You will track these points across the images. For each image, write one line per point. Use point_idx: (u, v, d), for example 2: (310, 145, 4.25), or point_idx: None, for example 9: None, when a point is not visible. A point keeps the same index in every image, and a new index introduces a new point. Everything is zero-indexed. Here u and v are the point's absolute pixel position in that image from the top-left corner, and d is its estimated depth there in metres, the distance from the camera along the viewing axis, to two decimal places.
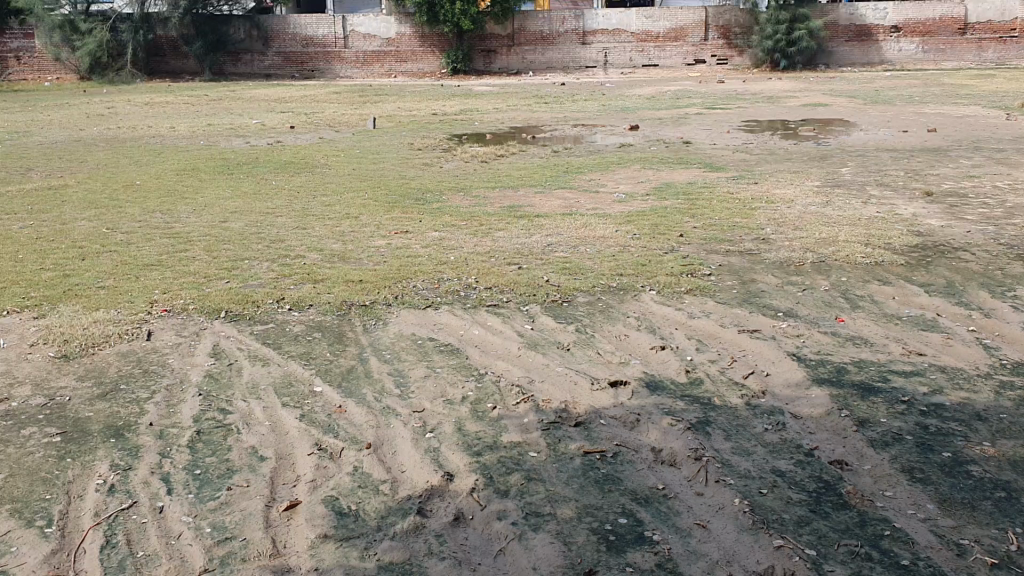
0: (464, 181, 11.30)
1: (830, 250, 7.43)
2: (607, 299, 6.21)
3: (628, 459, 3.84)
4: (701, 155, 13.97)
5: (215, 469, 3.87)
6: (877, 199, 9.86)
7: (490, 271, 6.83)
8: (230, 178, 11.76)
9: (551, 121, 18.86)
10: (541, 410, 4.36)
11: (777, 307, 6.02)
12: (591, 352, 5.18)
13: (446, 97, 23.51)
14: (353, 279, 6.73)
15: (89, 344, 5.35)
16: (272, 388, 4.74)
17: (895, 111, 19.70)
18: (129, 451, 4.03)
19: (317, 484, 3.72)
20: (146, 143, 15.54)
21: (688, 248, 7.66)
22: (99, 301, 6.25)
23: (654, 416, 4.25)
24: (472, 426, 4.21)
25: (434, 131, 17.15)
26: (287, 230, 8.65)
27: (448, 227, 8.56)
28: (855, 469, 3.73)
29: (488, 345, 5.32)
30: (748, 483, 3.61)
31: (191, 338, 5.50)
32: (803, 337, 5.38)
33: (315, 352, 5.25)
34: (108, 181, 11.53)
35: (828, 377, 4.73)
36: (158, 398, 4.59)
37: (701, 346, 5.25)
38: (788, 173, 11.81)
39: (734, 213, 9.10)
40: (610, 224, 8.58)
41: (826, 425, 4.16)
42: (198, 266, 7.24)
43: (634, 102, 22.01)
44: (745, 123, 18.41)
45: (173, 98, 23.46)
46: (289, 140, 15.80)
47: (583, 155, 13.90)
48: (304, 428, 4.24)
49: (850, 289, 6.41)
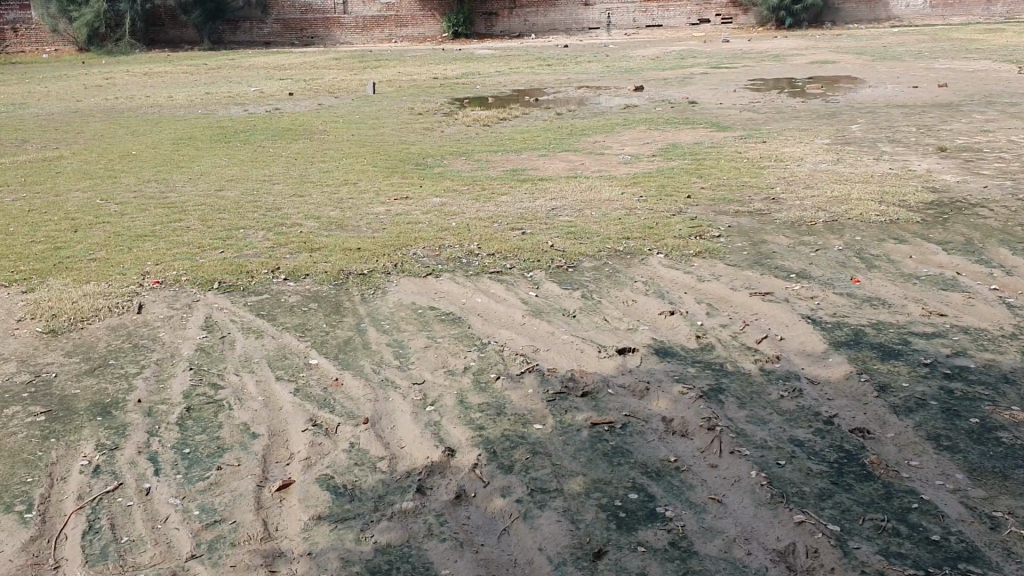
0: (465, 145, 11.05)
1: (843, 208, 7.20)
2: (613, 263, 6.00)
3: (637, 430, 3.65)
4: (708, 115, 13.67)
5: (205, 447, 3.69)
6: (890, 156, 9.59)
7: (492, 237, 6.62)
8: (226, 146, 11.51)
9: (555, 83, 18.54)
10: (547, 379, 4.17)
11: (791, 267, 5.80)
12: (598, 318, 4.98)
13: (447, 61, 23.13)
14: (352, 247, 6.52)
15: (77, 318, 5.17)
16: (266, 361, 4.56)
17: (905, 66, 19.34)
18: (115, 429, 3.86)
19: (311, 462, 3.54)
20: (143, 113, 15.25)
21: (696, 210, 7.43)
22: (89, 273, 6.05)
23: (664, 384, 4.06)
24: (473, 398, 4.02)
25: (435, 95, 16.86)
26: (284, 198, 8.42)
27: (449, 192, 8.34)
28: (877, 437, 3.54)
29: (491, 313, 5.13)
30: (766, 454, 3.42)
31: (183, 310, 5.32)
32: (818, 299, 5.18)
33: (311, 323, 5.06)
34: (103, 152, 11.29)
35: (846, 341, 4.52)
36: (148, 373, 4.42)
37: (712, 310, 5.05)
38: (798, 131, 11.52)
39: (743, 173, 8.84)
40: (616, 187, 8.34)
41: (844, 390, 3.97)
42: (193, 236, 7.04)
43: (639, 63, 21.64)
44: (752, 81, 18.06)
45: (172, 67, 23.12)
46: (288, 107, 15.51)
47: (587, 117, 13.60)
48: (299, 403, 4.06)
49: (866, 248, 6.18)
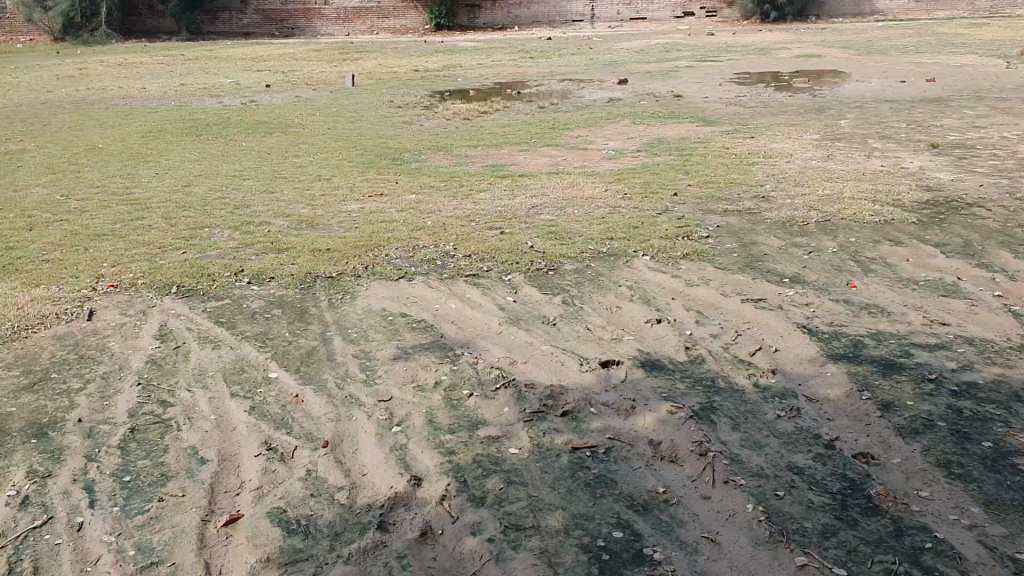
0: (445, 139, 10.71)
1: (835, 208, 6.92)
2: (596, 266, 5.69)
3: (622, 455, 3.34)
4: (694, 109, 13.38)
5: (147, 475, 3.36)
6: (880, 152, 9.32)
7: (470, 237, 6.29)
8: (198, 139, 11.12)
9: (538, 75, 18.21)
10: (524, 397, 3.85)
11: (783, 271, 5.50)
12: (580, 327, 4.67)
13: (428, 53, 22.75)
14: (321, 248, 6.18)
15: (22, 326, 4.80)
16: (222, 374, 4.22)
17: (891, 61, 19.12)
18: (50, 454, 3.52)
19: (263, 493, 3.21)
20: (114, 105, 14.81)
21: (683, 209, 7.13)
22: (40, 276, 5.68)
23: (651, 402, 3.75)
24: (444, 418, 3.70)
25: (415, 87, 16.50)
26: (253, 195, 8.07)
27: (426, 188, 8.01)
28: (883, 464, 3.25)
29: (465, 321, 4.80)
30: (762, 484, 3.12)
31: (137, 317, 4.97)
32: (813, 306, 4.88)
33: (273, 332, 4.72)
34: (69, 145, 10.88)
35: (844, 353, 4.23)
36: (92, 389, 4.07)
37: (702, 319, 4.74)
38: (786, 126, 11.24)
39: (731, 170, 8.55)
40: (600, 183, 8.04)
41: (845, 410, 3.68)
42: (154, 235, 6.68)
43: (623, 55, 21.34)
44: (738, 75, 17.77)
45: (148, 58, 22.64)
46: (264, 99, 15.11)
47: (571, 110, 13.28)
48: (254, 423, 3.73)
49: (861, 250, 5.90)
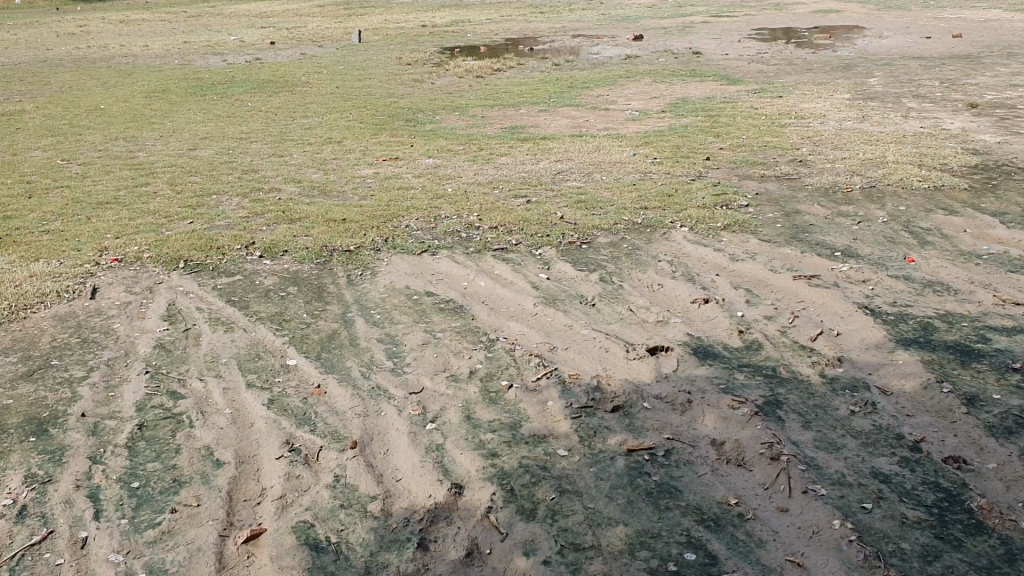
0: (459, 99, 10.27)
1: (880, 173, 6.53)
2: (632, 239, 5.32)
3: (684, 461, 3.02)
4: (715, 66, 12.89)
5: (157, 481, 3.03)
6: (917, 112, 8.88)
7: (494, 206, 5.92)
8: (202, 100, 10.67)
9: (549, 31, 17.65)
10: (568, 390, 3.52)
11: (833, 244, 5.14)
12: (622, 308, 4.32)
13: (435, 8, 22.15)
14: (337, 218, 5.81)
15: (20, 305, 4.43)
16: (236, 361, 3.88)
17: (914, 15, 18.51)
18: (50, 455, 3.18)
19: (287, 503, 2.89)
20: (114, 63, 14.30)
21: (718, 174, 6.74)
22: (39, 248, 5.29)
23: (709, 397, 3.42)
24: (482, 413, 3.36)
25: (424, 44, 15.99)
26: (262, 159, 7.66)
27: (443, 152, 7.61)
28: (978, 470, 2.93)
29: (496, 301, 4.45)
30: (846, 494, 2.80)
31: (143, 296, 4.60)
32: (872, 283, 4.52)
33: (289, 313, 4.37)
34: (68, 105, 10.43)
35: (915, 338, 3.88)
36: (95, 378, 3.71)
37: (753, 299, 4.38)
38: (813, 85, 10.77)
39: (763, 132, 8.14)
40: (626, 147, 7.64)
41: (925, 404, 3.34)
42: (159, 204, 6.30)
43: (636, 11, 20.71)
44: (755, 31, 17.20)
45: (149, 14, 22.06)
46: (269, 57, 14.62)
47: (587, 68, 12.80)
48: (273, 419, 3.39)
49: (913, 220, 5.52)
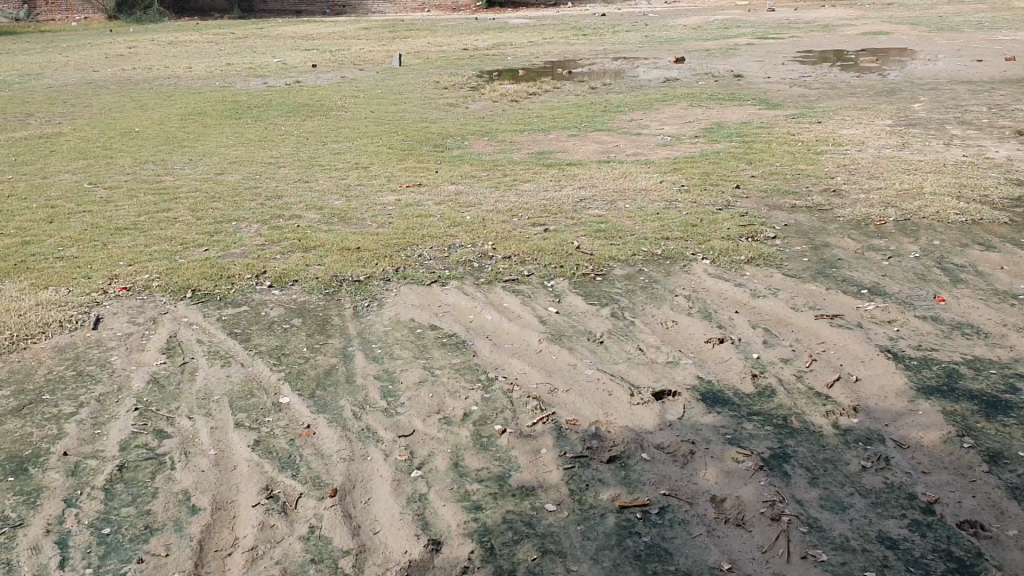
0: (490, 123, 10.18)
1: (916, 204, 6.28)
2: (650, 271, 5.15)
3: (679, 519, 2.85)
4: (756, 90, 12.65)
5: (128, 528, 2.92)
6: (961, 140, 8.58)
7: (511, 235, 5.80)
8: (236, 123, 10.72)
9: (590, 54, 17.51)
10: (565, 437, 3.36)
11: (860, 280, 4.92)
12: (631, 347, 4.15)
13: (479, 31, 22.15)
14: (351, 246, 5.71)
15: (21, 335, 4.38)
16: (228, 398, 3.77)
17: (965, 37, 18.05)
18: (26, 496, 3.10)
19: (258, 556, 2.77)
20: (156, 85, 14.48)
21: (746, 203, 6.54)
22: (50, 275, 5.27)
23: (713, 448, 3.24)
24: (472, 462, 3.23)
25: (464, 67, 15.96)
26: (287, 185, 7.62)
27: (467, 178, 7.51)
28: (996, 537, 2.71)
29: (501, 336, 4.31)
30: (849, 562, 2.61)
31: (146, 327, 4.54)
32: (897, 324, 4.29)
33: (290, 346, 4.26)
34: (105, 128, 10.53)
35: (939, 386, 3.65)
36: (84, 415, 3.63)
37: (770, 339, 4.19)
38: (855, 110, 10.49)
39: (798, 159, 7.92)
40: (654, 174, 7.46)
41: (943, 460, 3.13)
42: (178, 230, 6.27)
43: (680, 32, 20.50)
44: (800, 53, 16.91)
45: (198, 36, 22.34)
46: (309, 81, 14.68)
47: (624, 92, 12.63)
48: (256, 462, 3.28)
49: (947, 256, 5.27)
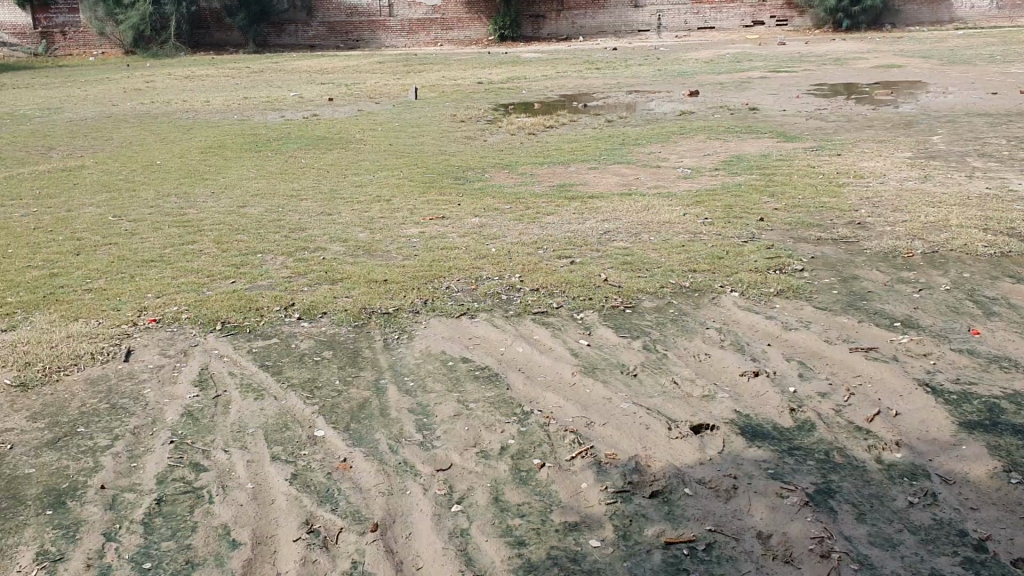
0: (508, 156, 10.20)
1: (944, 237, 6.26)
2: (679, 303, 5.14)
3: (726, 555, 2.82)
4: (772, 123, 12.66)
5: (169, 562, 2.91)
6: (983, 172, 8.56)
7: (538, 267, 5.80)
8: (256, 156, 10.77)
9: (604, 87, 17.61)
10: (605, 472, 3.33)
11: (893, 313, 4.89)
12: (666, 379, 4.12)
13: (492, 64, 22.31)
14: (378, 278, 5.72)
15: (54, 367, 4.38)
16: (263, 431, 3.76)
17: (978, 70, 18.07)
18: (65, 530, 3.09)
19: None
20: (175, 118, 14.63)
21: (771, 236, 6.53)
22: (79, 307, 5.29)
23: (756, 482, 3.21)
24: (512, 496, 3.20)
25: (480, 100, 16.06)
26: (310, 217, 7.64)
27: (490, 211, 7.53)
28: None
29: (534, 369, 4.29)
30: None
31: (177, 359, 4.53)
32: (934, 358, 4.26)
33: (322, 378, 4.25)
34: (127, 161, 10.60)
35: (983, 420, 3.61)
36: (120, 447, 3.62)
37: (806, 373, 4.15)
38: (874, 143, 10.50)
39: (820, 191, 7.91)
40: (677, 206, 7.46)
41: (991, 495, 3.09)
42: (203, 262, 6.29)
43: (692, 66, 20.59)
44: (813, 86, 16.97)
45: (214, 70, 22.54)
46: (327, 113, 14.79)
47: (640, 125, 12.67)
48: (295, 495, 3.26)
49: (978, 289, 5.24)
